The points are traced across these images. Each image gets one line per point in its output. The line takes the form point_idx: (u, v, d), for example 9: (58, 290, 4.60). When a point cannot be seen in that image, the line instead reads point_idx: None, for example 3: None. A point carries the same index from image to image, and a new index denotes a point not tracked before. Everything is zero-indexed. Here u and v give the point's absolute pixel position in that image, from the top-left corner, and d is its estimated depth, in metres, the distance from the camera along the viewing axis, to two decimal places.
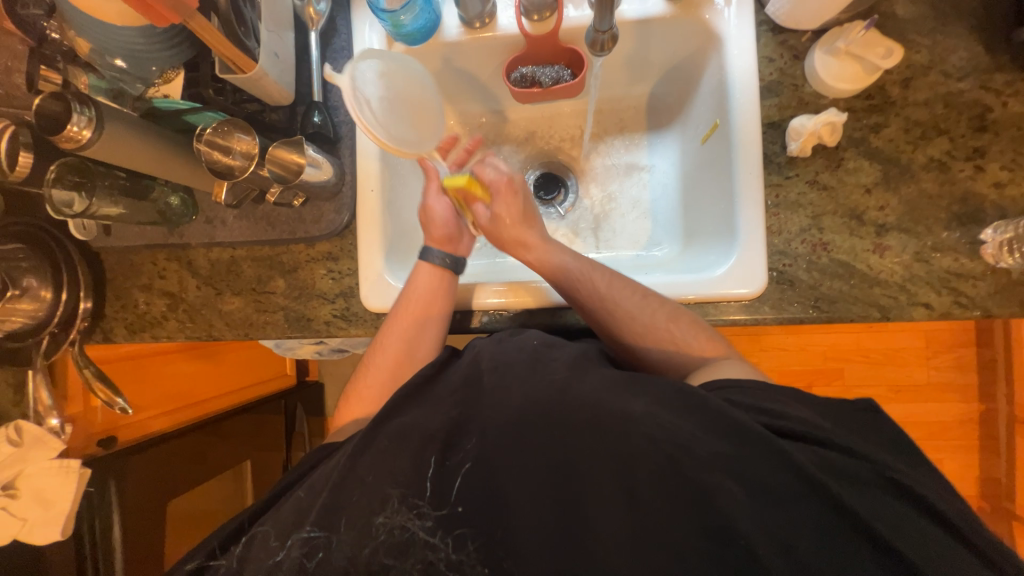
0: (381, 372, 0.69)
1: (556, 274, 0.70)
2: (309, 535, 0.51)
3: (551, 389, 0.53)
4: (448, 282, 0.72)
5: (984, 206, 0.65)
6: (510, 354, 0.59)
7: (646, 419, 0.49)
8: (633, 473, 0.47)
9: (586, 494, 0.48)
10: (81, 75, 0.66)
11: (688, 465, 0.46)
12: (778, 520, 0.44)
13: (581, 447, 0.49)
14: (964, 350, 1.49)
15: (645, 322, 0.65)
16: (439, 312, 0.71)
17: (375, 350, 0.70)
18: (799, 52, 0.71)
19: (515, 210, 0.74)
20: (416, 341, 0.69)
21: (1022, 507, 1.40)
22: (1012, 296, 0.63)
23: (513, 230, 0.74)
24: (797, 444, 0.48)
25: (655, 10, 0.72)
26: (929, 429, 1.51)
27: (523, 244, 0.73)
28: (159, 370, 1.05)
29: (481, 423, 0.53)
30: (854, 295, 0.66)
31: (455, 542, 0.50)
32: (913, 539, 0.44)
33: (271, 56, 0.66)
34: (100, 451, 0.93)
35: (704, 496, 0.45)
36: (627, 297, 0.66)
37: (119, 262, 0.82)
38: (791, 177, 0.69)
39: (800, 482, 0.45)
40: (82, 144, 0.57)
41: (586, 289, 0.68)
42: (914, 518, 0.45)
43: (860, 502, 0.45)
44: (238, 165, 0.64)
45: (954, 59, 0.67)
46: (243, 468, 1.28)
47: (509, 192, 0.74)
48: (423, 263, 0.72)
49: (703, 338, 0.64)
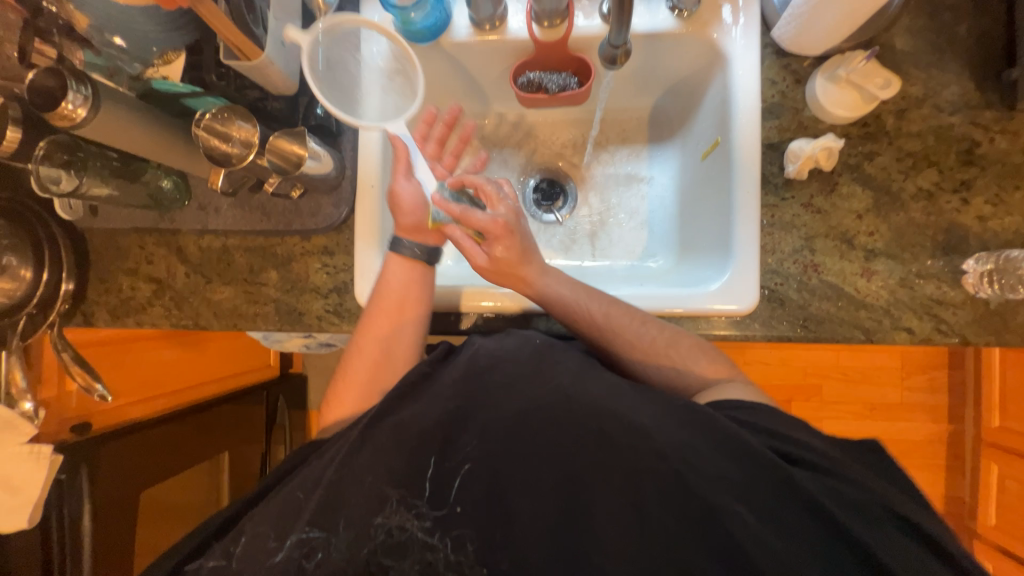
0: (359, 376, 0.67)
1: (554, 306, 0.68)
2: (307, 535, 0.50)
3: (557, 394, 0.53)
4: (424, 276, 0.71)
5: (967, 237, 0.67)
6: (510, 353, 0.59)
7: (658, 435, 0.50)
8: (642, 488, 0.48)
9: (592, 505, 0.49)
10: (76, 50, 0.64)
11: (699, 486, 0.47)
12: (782, 543, 0.46)
13: (591, 454, 0.50)
14: (937, 372, 1.54)
15: (647, 347, 0.65)
16: (413, 307, 0.69)
17: (351, 354, 0.69)
18: (800, 77, 0.73)
19: (513, 253, 0.68)
20: (392, 339, 0.69)
21: (983, 525, 1.47)
22: (989, 325, 0.66)
23: (509, 270, 0.69)
24: (806, 472, 0.49)
25: (664, 25, 0.73)
26: (898, 447, 1.56)
27: (522, 281, 0.69)
28: (140, 356, 1.03)
29: (481, 424, 0.54)
30: (841, 316, 0.68)
31: (454, 542, 0.50)
32: (893, 554, 0.46)
33: (278, 45, 0.65)
34: (75, 437, 0.91)
35: (714, 515, 0.46)
36: (628, 328, 0.66)
37: (105, 245, 0.79)
38: (786, 199, 0.70)
39: (788, 499, 0.47)
40: (77, 122, 0.55)
41: (586, 322, 0.67)
42: (894, 533, 0.47)
43: (854, 521, 0.47)
44: (237, 153, 0.63)
45: (946, 94, 0.70)
46: (222, 460, 1.24)
47: (500, 237, 0.67)
48: (394, 255, 0.70)
49: (705, 362, 0.65)
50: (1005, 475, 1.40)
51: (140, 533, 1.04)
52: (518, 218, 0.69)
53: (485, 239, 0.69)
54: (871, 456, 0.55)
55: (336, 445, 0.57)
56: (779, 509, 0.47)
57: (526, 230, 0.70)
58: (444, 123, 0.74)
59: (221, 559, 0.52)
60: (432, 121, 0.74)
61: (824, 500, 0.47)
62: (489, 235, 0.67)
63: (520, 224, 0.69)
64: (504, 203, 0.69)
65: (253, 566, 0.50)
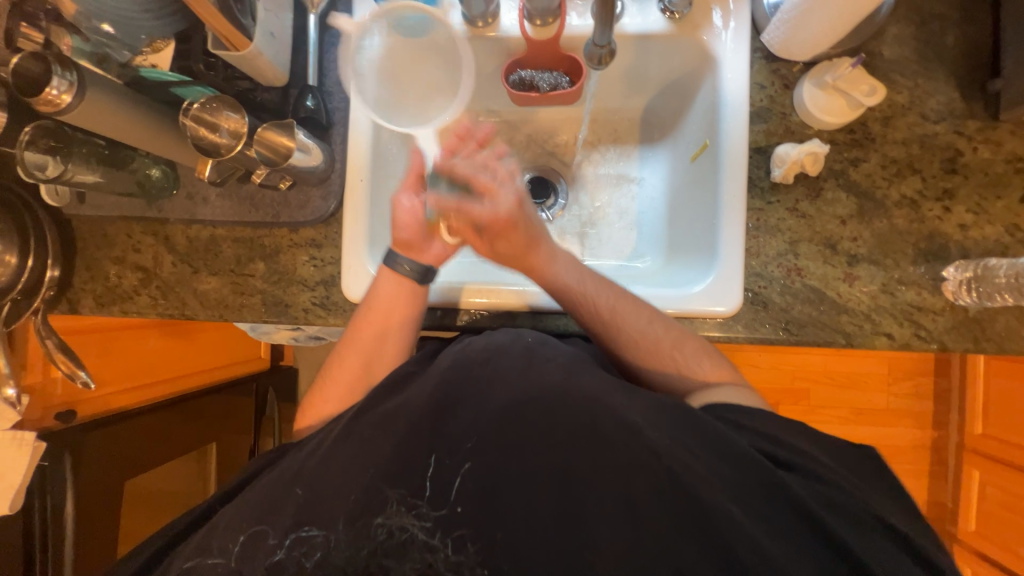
0: (341, 385, 0.68)
1: (559, 294, 0.68)
2: (306, 533, 0.51)
3: (551, 390, 0.54)
4: (414, 293, 0.70)
5: (948, 244, 0.68)
6: (507, 349, 0.59)
7: (650, 433, 0.51)
8: (636, 489, 0.49)
9: (587, 507, 0.49)
10: (64, 36, 0.63)
11: (696, 489, 0.47)
12: (776, 548, 0.46)
13: (585, 453, 0.50)
14: (924, 379, 1.55)
15: (652, 347, 0.66)
16: (399, 322, 0.69)
17: (333, 364, 0.70)
18: (789, 82, 0.73)
19: (518, 245, 0.67)
20: (376, 352, 0.69)
21: (963, 532, 1.49)
22: (968, 332, 0.67)
23: (516, 261, 0.69)
24: (793, 475, 0.50)
25: (655, 26, 0.73)
26: (884, 452, 1.57)
27: (530, 270, 0.69)
28: (127, 345, 1.03)
29: (472, 422, 0.54)
30: (823, 320, 0.69)
31: (455, 543, 0.50)
32: (874, 557, 0.46)
33: (268, 36, 0.65)
34: (58, 425, 0.90)
35: (709, 518, 0.47)
36: (634, 323, 0.66)
37: (92, 232, 0.79)
38: (772, 203, 0.71)
39: (773, 500, 0.48)
40: (61, 108, 0.55)
41: (591, 314, 0.67)
42: (876, 537, 0.47)
43: (838, 525, 0.47)
44: (224, 143, 0.63)
45: (932, 103, 0.70)
46: (207, 451, 1.24)
47: (505, 229, 0.66)
48: (386, 269, 0.70)
49: (710, 366, 0.64)
50: (986, 482, 1.42)
51: (125, 521, 1.04)
52: (522, 204, 0.66)
53: (487, 232, 0.67)
54: (851, 459, 0.56)
55: (325, 437, 0.57)
56: (771, 511, 0.47)
57: (536, 217, 0.69)
58: (476, 142, 0.67)
59: (218, 557, 0.51)
60: (463, 136, 0.67)
61: (808, 500, 0.48)
62: (492, 228, 0.66)
63: (524, 215, 0.66)
64: (504, 191, 0.66)
65: (250, 567, 0.50)
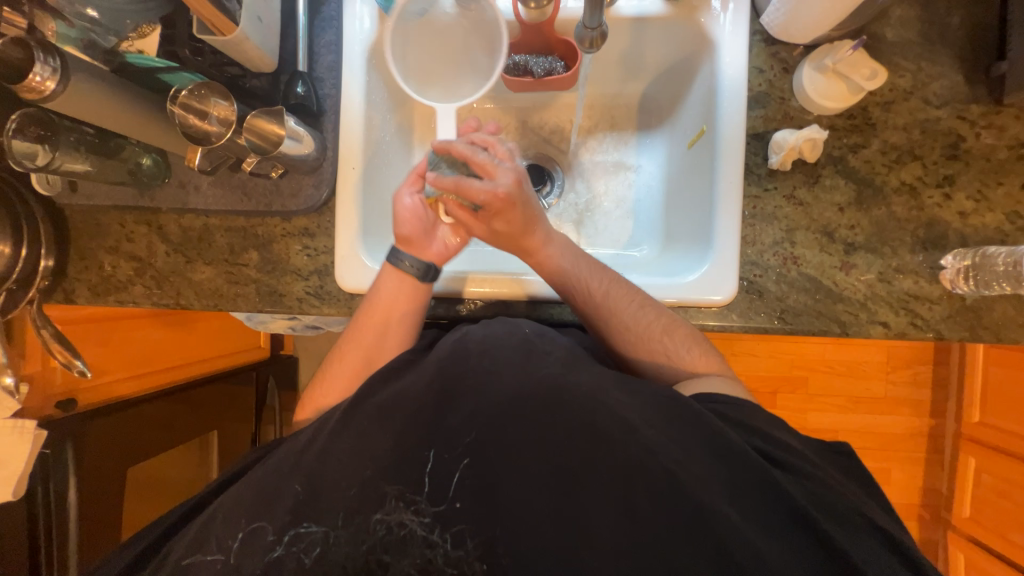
0: (342, 378, 0.69)
1: (554, 278, 0.68)
2: (303, 530, 0.51)
3: (545, 382, 0.54)
4: (418, 290, 0.70)
5: (947, 233, 0.67)
6: (503, 341, 0.59)
7: (646, 431, 0.51)
8: (631, 483, 0.49)
9: (584, 502, 0.49)
10: (48, 21, 0.61)
11: (687, 483, 0.48)
12: (772, 548, 0.46)
13: (582, 450, 0.51)
14: (921, 367, 1.55)
15: (641, 333, 0.66)
16: (401, 319, 0.69)
17: (336, 356, 0.70)
18: (789, 66, 0.72)
19: (517, 224, 0.65)
20: (378, 348, 0.69)
21: (959, 518, 1.50)
22: (965, 321, 0.66)
23: (512, 240, 0.67)
24: (788, 475, 0.50)
25: (652, 8, 0.72)
26: (881, 440, 1.58)
27: (526, 250, 0.68)
28: (126, 335, 1.05)
29: (467, 416, 0.54)
30: (819, 309, 0.68)
31: (453, 538, 0.50)
32: (864, 549, 0.46)
33: (254, 20, 0.64)
34: (59, 412, 0.92)
35: (702, 514, 0.47)
36: (627, 310, 0.66)
37: (85, 221, 0.79)
38: (770, 190, 0.70)
39: (765, 493, 0.48)
40: (46, 96, 0.54)
41: (585, 298, 0.67)
42: (866, 531, 0.48)
43: (828, 519, 0.47)
44: (215, 131, 0.62)
45: (935, 87, 0.69)
46: (210, 438, 1.24)
47: (505, 208, 0.63)
48: (390, 266, 0.69)
49: (697, 354, 0.65)
50: (981, 469, 1.43)
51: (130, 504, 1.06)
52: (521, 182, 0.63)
53: (484, 212, 0.65)
54: (840, 451, 0.56)
55: (320, 429, 0.58)
56: (762, 504, 0.48)
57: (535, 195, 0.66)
58: (465, 137, 0.70)
59: (217, 554, 0.51)
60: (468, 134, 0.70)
61: (798, 493, 0.48)
62: (488, 210, 0.63)
63: (523, 194, 0.63)
64: (502, 170, 0.63)
65: (249, 562, 0.50)
